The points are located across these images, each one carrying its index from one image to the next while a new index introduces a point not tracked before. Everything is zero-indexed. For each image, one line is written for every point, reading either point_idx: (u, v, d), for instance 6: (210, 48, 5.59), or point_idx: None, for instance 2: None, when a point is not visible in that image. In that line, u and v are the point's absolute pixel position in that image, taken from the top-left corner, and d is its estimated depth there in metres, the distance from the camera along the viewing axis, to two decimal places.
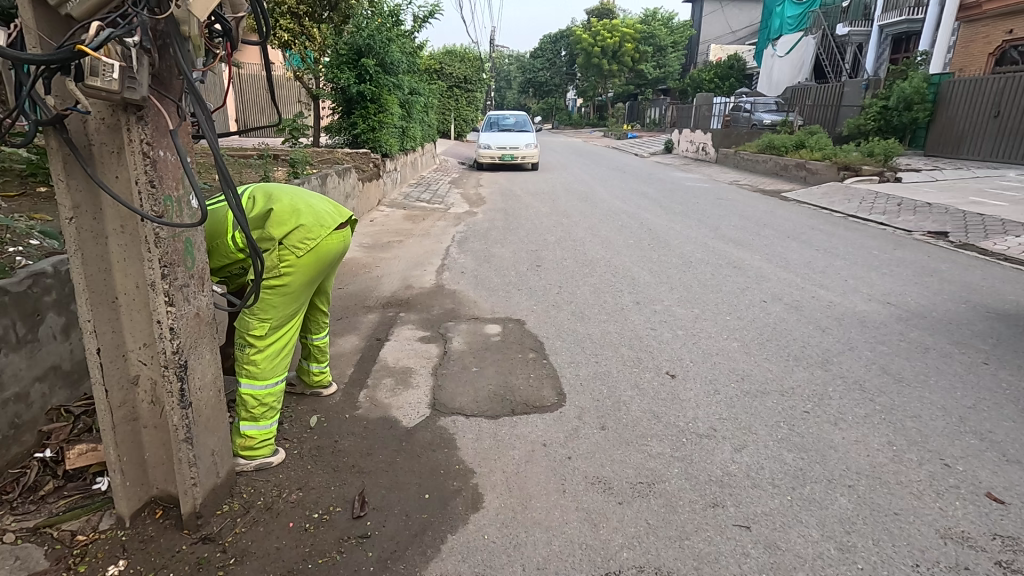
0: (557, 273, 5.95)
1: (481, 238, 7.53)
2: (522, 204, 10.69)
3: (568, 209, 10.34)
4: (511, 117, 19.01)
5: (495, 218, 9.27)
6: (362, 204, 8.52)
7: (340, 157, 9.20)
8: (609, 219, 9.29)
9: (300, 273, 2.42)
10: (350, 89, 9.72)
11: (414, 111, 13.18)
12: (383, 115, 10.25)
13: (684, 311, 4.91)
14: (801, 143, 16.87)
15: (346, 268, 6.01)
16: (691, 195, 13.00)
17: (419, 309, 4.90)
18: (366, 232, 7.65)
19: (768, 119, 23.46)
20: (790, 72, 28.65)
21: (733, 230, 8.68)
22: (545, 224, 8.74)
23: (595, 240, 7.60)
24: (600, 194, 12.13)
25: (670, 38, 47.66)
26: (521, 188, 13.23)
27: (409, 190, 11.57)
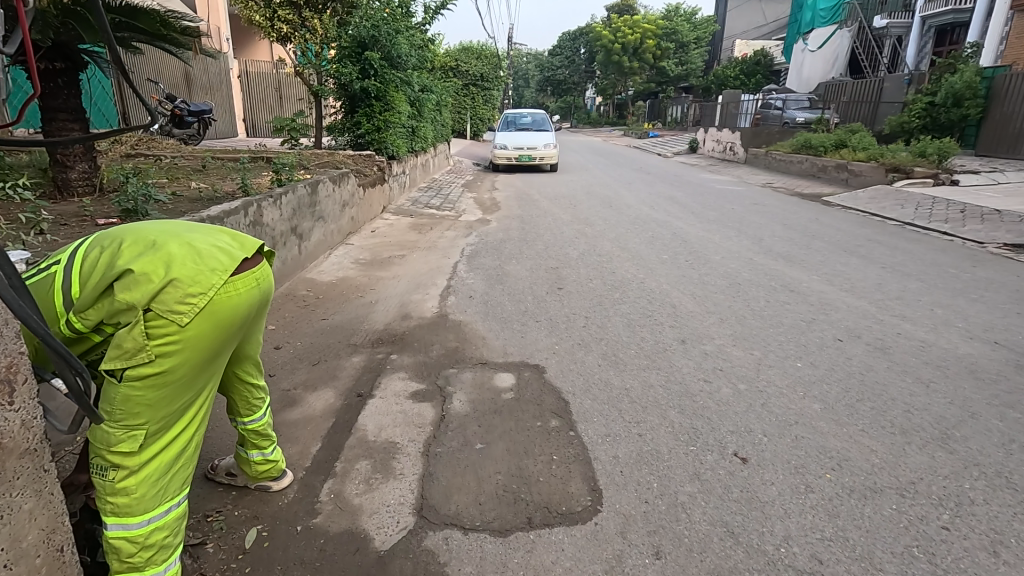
0: (583, 300, 5.03)
1: (495, 252, 6.64)
2: (541, 209, 9.78)
3: (591, 215, 9.40)
4: (530, 116, 18.09)
5: (510, 227, 8.37)
6: (363, 212, 7.68)
7: (341, 160, 8.37)
8: (639, 229, 8.32)
9: (183, 350, 1.56)
10: (352, 84, 8.84)
11: (425, 110, 12.32)
12: (389, 113, 9.34)
13: (743, 354, 3.96)
14: (841, 142, 15.68)
15: (336, 292, 5.15)
16: (724, 199, 11.96)
17: (415, 348, 4.01)
18: (365, 245, 6.80)
19: (801, 117, 22.20)
20: (822, 68, 27.41)
21: (780, 241, 7.67)
22: (567, 234, 7.82)
23: (624, 255, 6.66)
24: (625, 199, 11.15)
25: (693, 34, 46.41)
26: (540, 191, 12.30)
27: (418, 194, 10.72)
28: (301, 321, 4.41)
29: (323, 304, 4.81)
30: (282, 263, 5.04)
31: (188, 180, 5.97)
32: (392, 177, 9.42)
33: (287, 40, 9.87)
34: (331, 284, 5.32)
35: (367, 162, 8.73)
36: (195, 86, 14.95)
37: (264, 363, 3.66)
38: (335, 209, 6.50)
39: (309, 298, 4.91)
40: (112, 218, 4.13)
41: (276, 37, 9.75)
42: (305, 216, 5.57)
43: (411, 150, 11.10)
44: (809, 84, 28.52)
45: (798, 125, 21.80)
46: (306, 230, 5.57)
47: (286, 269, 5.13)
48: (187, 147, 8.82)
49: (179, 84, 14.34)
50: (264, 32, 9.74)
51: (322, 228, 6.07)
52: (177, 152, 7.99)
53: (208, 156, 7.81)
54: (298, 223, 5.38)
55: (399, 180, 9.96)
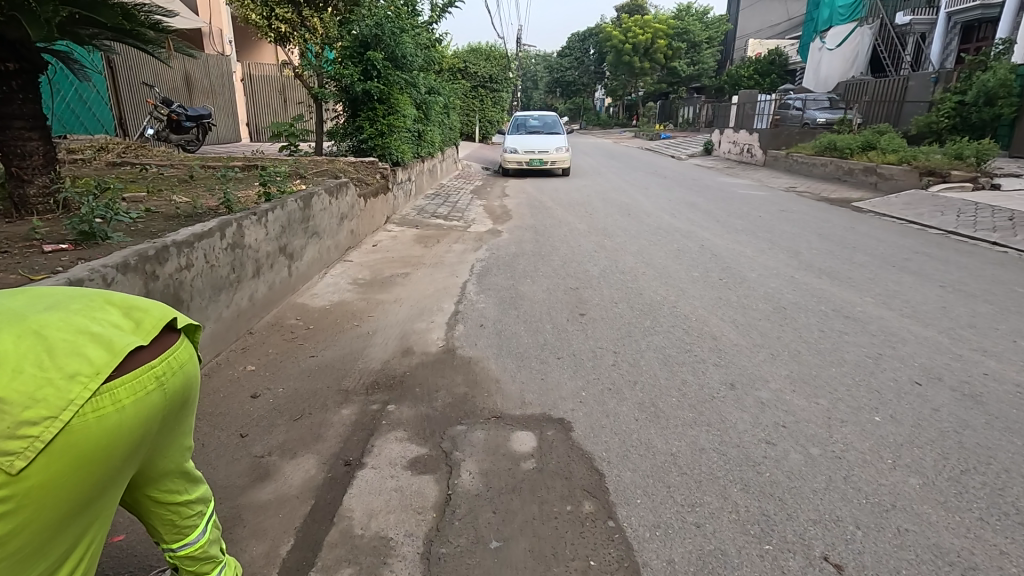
0: (610, 330, 4.41)
1: (507, 270, 6.04)
2: (555, 218, 9.18)
3: (610, 224, 8.78)
4: (542, 118, 17.47)
5: (523, 239, 7.77)
6: (365, 224, 7.11)
7: (342, 168, 7.82)
8: (663, 240, 7.69)
9: (21, 510, 1.02)
10: (354, 86, 8.27)
11: (432, 113, 11.73)
12: (394, 117, 8.75)
13: (806, 404, 3.33)
14: (868, 144, 14.96)
15: (330, 320, 4.57)
16: (748, 205, 11.28)
17: (418, 395, 3.40)
18: (365, 261, 6.23)
19: (822, 118, 21.44)
20: (841, 67, 26.40)
21: (819, 254, 7.01)
22: (585, 247, 7.20)
23: (650, 272, 6.03)
24: (644, 206, 10.51)
25: (705, 33, 45.63)
26: (553, 198, 11.68)
27: (425, 203, 10.15)
28: (287, 359, 3.83)
29: (314, 336, 4.23)
30: (269, 288, 4.47)
31: (170, 193, 5.43)
32: (397, 185, 8.85)
33: (285, 41, 9.33)
34: (326, 311, 4.75)
35: (369, 169, 8.16)
36: (196, 90, 14.48)
37: (237, 418, 3.08)
38: (333, 223, 5.93)
39: (299, 328, 4.34)
40: (65, 242, 3.57)
41: (274, 38, 9.21)
42: (297, 233, 5.01)
43: (417, 156, 10.52)
44: (827, 83, 27.78)
45: (819, 125, 21.04)
46: (298, 248, 5.00)
47: (275, 295, 4.56)
48: (178, 154, 8.30)
49: (179, 87, 13.88)
50: (261, 32, 9.21)
51: (317, 245, 5.50)
52: (166, 161, 7.47)
53: (198, 165, 7.27)
54: (289, 242, 4.82)
55: (405, 188, 9.38)
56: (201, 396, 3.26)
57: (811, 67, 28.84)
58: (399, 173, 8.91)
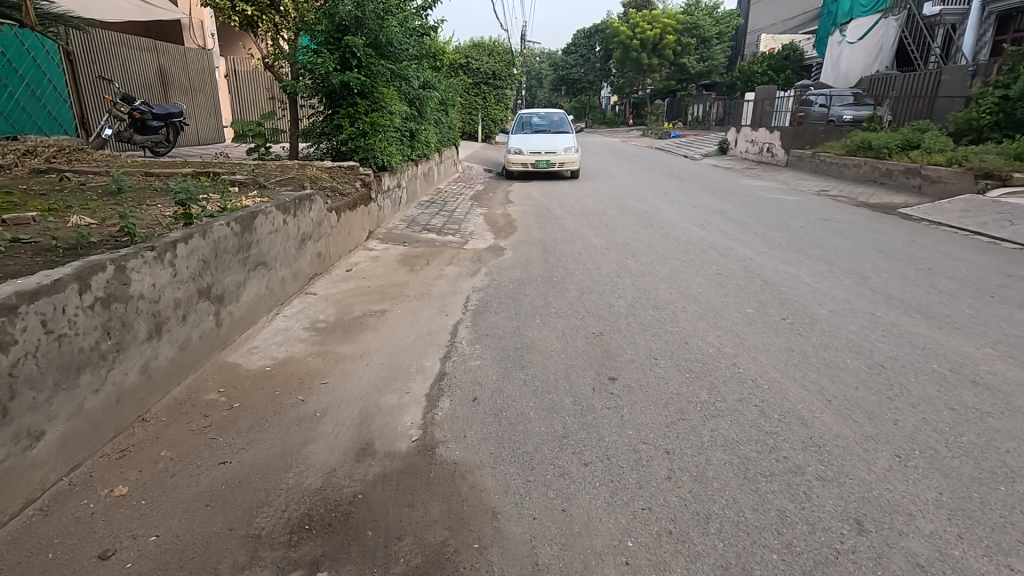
0: (655, 408, 3.17)
1: (512, 305, 4.81)
2: (566, 231, 7.95)
3: (631, 238, 7.53)
4: (549, 115, 16.18)
5: (530, 258, 6.51)
6: (338, 242, 5.88)
7: (314, 174, 6.58)
8: (697, 260, 6.44)
9: None
10: (329, 78, 7.02)
11: (427, 109, 10.49)
12: (378, 114, 7.50)
13: (990, 566, 2.07)
14: (908, 143, 13.68)
15: (267, 390, 3.32)
16: (784, 213, 9.98)
17: (369, 549, 2.16)
18: (333, 293, 4.98)
19: (848, 115, 19.91)
20: (864, 61, 25.25)
21: (892, 279, 5.74)
22: (604, 270, 5.94)
23: (692, 308, 4.77)
24: (667, 216, 9.24)
25: (716, 28, 44.30)
26: (562, 205, 10.41)
27: (417, 212, 8.94)
28: (184, 469, 2.58)
29: (236, 421, 2.98)
30: (181, 349, 3.23)
31: (71, 213, 4.18)
32: (383, 193, 7.61)
33: (253, 27, 8.11)
34: (264, 374, 3.50)
35: (347, 175, 6.92)
36: (172, 87, 13.30)
37: None
38: (290, 248, 4.68)
39: (218, 408, 3.09)
40: None
41: (239, 22, 7.99)
42: (233, 266, 3.77)
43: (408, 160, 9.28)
44: (849, 78, 26.45)
45: (845, 123, 19.70)
46: (231, 287, 3.75)
47: (191, 355, 3.32)
48: (126, 160, 7.08)
49: (153, 84, 12.67)
50: (224, 15, 7.97)
51: (265, 277, 4.25)
52: (102, 167, 6.25)
53: (138, 172, 6.04)
54: (217, 279, 3.58)
55: (393, 195, 8.15)
56: (13, 563, 2.01)
57: (832, 63, 27.69)
58: (385, 179, 7.66)
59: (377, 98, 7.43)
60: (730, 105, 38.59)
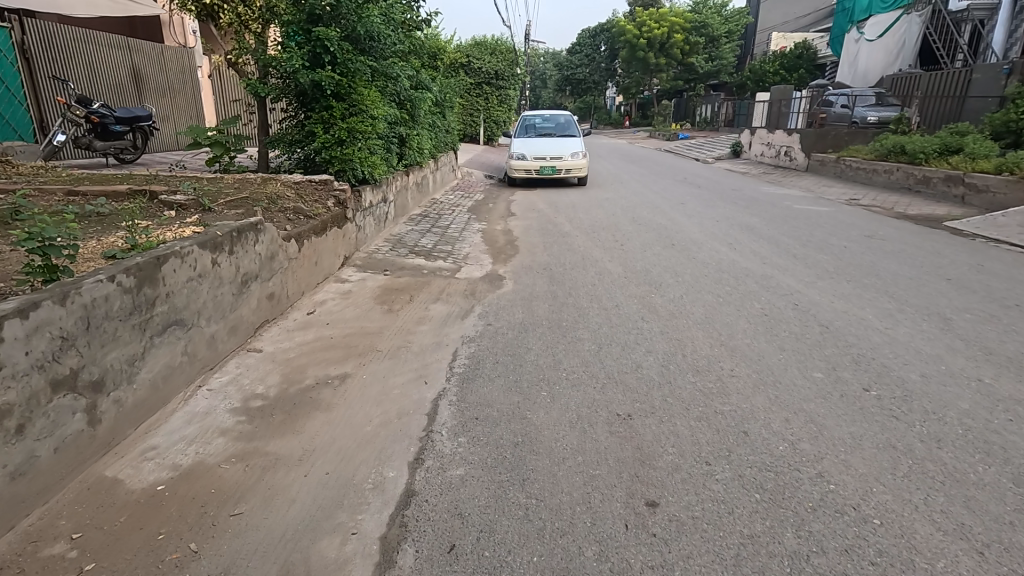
0: (721, 569, 2.11)
1: (511, 367, 3.76)
2: (576, 253, 6.90)
3: (652, 263, 6.46)
4: (554, 117, 15.10)
5: (534, 291, 5.45)
6: (301, 275, 4.82)
7: (277, 191, 5.55)
8: (735, 293, 5.38)
9: None
10: (296, 75, 5.95)
11: (420, 112, 9.43)
12: (356, 118, 6.42)
13: None
14: (945, 147, 12.55)
15: (148, 532, 2.25)
16: (820, 228, 8.89)
17: None
18: (283, 349, 3.90)
19: (872, 116, 18.56)
20: (885, 59, 24.14)
21: (981, 322, 4.67)
22: (625, 309, 4.88)
23: (744, 372, 3.70)
24: (690, 233, 8.17)
25: (725, 27, 43.15)
26: (570, 218, 9.35)
27: (406, 229, 7.88)
28: None
29: None
30: (14, 477, 2.17)
31: None
32: (363, 210, 6.57)
33: (214, 18, 7.07)
34: (152, 498, 2.43)
35: (317, 192, 5.89)
36: (146, 87, 12.30)
37: None
38: (223, 295, 3.62)
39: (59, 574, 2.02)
40: None
41: (197, 12, 6.89)
42: (122, 336, 2.72)
43: (396, 169, 8.24)
44: (868, 78, 25.36)
45: (869, 125, 18.47)
46: (119, 366, 2.69)
47: (38, 481, 2.27)
48: (60, 172, 6.06)
49: (125, 86, 11.68)
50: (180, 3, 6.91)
51: (182, 339, 3.19)
52: (21, 183, 5.22)
53: (62, 191, 5.01)
54: (92, 361, 2.52)
55: (376, 212, 7.11)
56: None
57: (850, 62, 26.40)
58: (364, 193, 6.60)
59: (355, 98, 6.36)
60: (741, 105, 37.42)
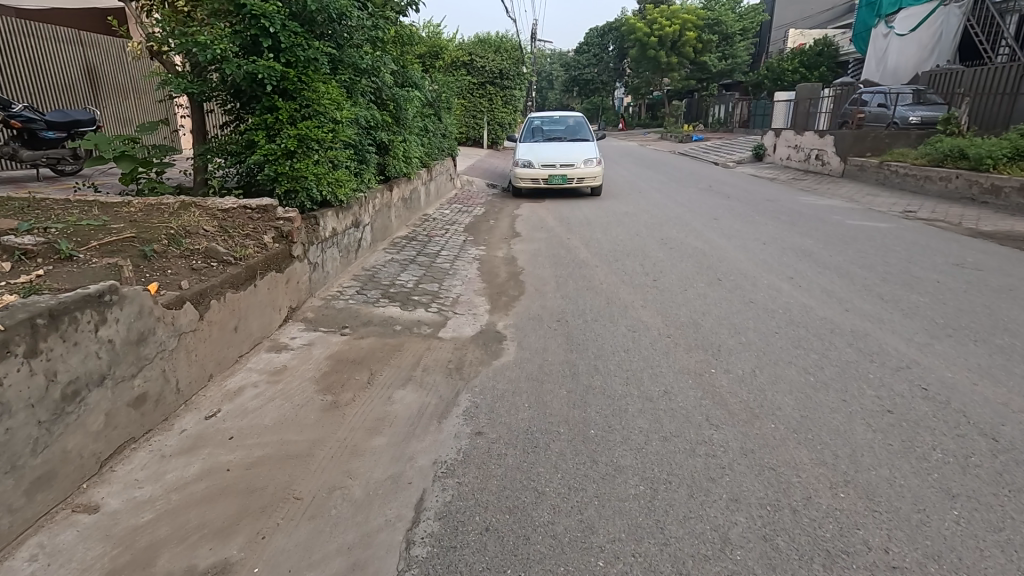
0: None
1: (510, 547, 2.23)
2: (600, 296, 5.35)
3: (699, 314, 4.92)
4: (563, 119, 13.55)
5: (545, 363, 3.92)
6: (203, 353, 3.30)
7: (189, 224, 4.03)
8: (828, 367, 3.83)
9: None
10: (223, 66, 4.41)
11: (405, 114, 7.90)
12: (310, 121, 4.90)
13: None
14: (1018, 151, 10.91)
15: None
16: (892, 252, 7.30)
17: None
18: (135, 505, 2.37)
19: (916, 115, 16.59)
20: (919, 55, 22.53)
21: None
22: (681, 402, 3.34)
23: (911, 560, 2.16)
24: (736, 262, 6.60)
25: (739, 25, 41.44)
26: (586, 240, 7.81)
27: (384, 259, 6.38)
28: None
29: None
30: None
31: None
32: (322, 242, 5.07)
33: None
34: None
35: (250, 223, 4.38)
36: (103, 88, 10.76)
37: None
38: (10, 432, 2.08)
39: None
40: None
41: None
42: None
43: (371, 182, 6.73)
44: (899, 75, 23.76)
45: (913, 126, 16.53)
46: None
47: None
48: None
49: (76, 88, 10.11)
50: None
51: None
52: None
53: None
54: None
55: (341, 241, 5.61)
56: None
57: (878, 59, 25.17)
58: (322, 219, 5.10)
59: (309, 96, 4.84)
60: (758, 105, 35.66)
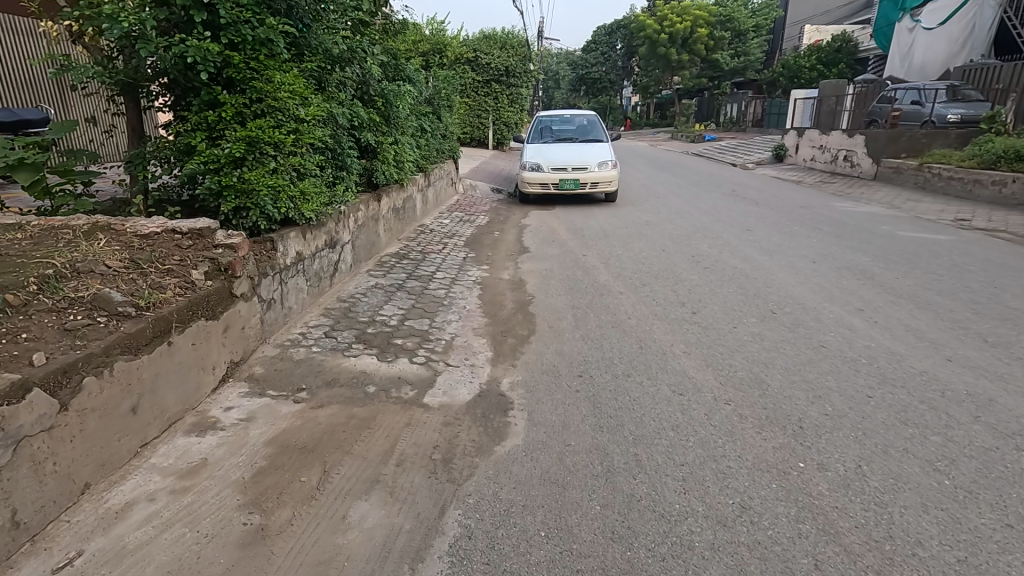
0: None
1: None
2: (629, 338, 4.28)
3: (760, 365, 3.84)
4: (574, 118, 12.47)
5: (566, 449, 2.85)
6: (72, 457, 2.26)
7: (86, 258, 2.98)
8: (964, 462, 2.74)
9: None
10: (141, 46, 3.35)
11: (394, 110, 6.83)
12: (263, 119, 3.85)
13: None
14: None
15: None
16: (969, 272, 6.19)
17: None
18: None
19: (955, 113, 15.39)
20: (949, 50, 21.33)
21: None
22: (771, 532, 2.28)
23: None
24: (788, 289, 5.51)
25: (753, 21, 40.14)
26: (606, 258, 6.73)
27: (366, 285, 5.33)
28: None
29: None
30: None
31: None
32: (280, 271, 4.04)
33: None
34: None
35: (177, 252, 3.33)
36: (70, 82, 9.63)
37: None
38: None
39: None
40: None
41: None
42: None
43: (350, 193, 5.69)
44: (926, 71, 22.55)
45: (952, 125, 15.33)
46: None
47: None
48: None
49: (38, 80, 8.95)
50: None
51: None
52: None
53: None
54: None
55: (309, 267, 4.57)
56: None
57: (903, 55, 23.99)
58: (281, 243, 4.07)
59: (260, 86, 3.79)
60: (773, 104, 34.41)
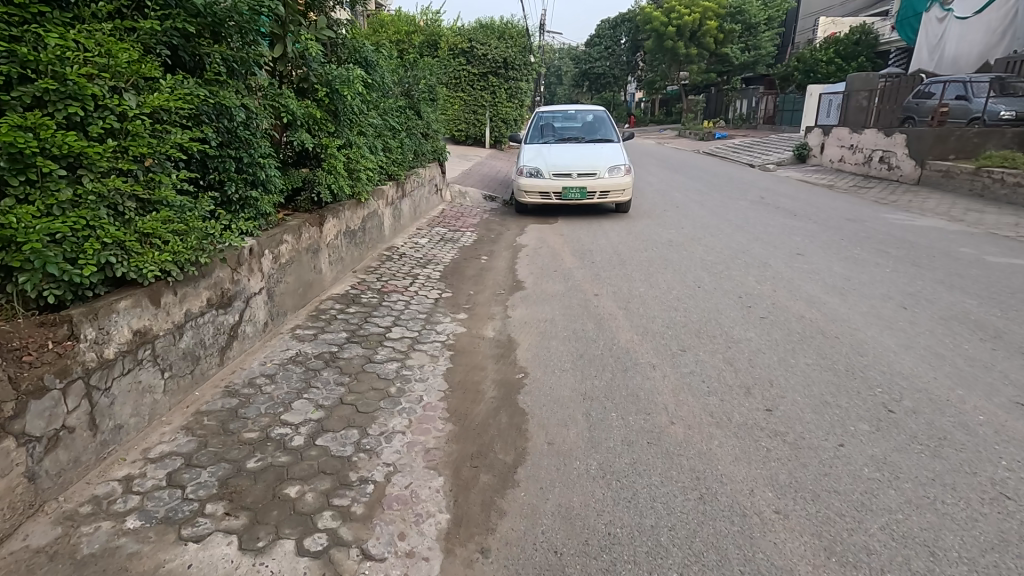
0: None
1: None
2: (677, 478, 2.62)
3: (922, 554, 2.16)
4: (579, 114, 10.77)
5: None
6: None
7: None
8: None
9: None
10: None
11: (341, 101, 5.15)
12: (37, 114, 2.16)
13: None
14: None
15: None
16: None
17: None
18: None
19: (1009, 109, 13.65)
20: (986, 41, 19.60)
21: None
22: None
23: None
24: (893, 361, 3.83)
25: (764, 13, 38.26)
26: (624, 300, 5.04)
27: (282, 357, 3.65)
28: None
29: None
30: None
31: None
32: (89, 375, 2.36)
33: None
34: None
35: None
36: None
37: None
38: None
39: None
40: None
41: None
42: None
43: (262, 220, 3.99)
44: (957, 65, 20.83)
45: (1005, 123, 13.60)
46: None
47: None
48: None
49: None
50: None
51: None
52: None
53: None
54: None
55: (169, 350, 2.89)
56: None
57: (930, 47, 22.23)
58: (95, 323, 2.39)
59: (24, 53, 2.10)
60: (788, 100, 32.61)
